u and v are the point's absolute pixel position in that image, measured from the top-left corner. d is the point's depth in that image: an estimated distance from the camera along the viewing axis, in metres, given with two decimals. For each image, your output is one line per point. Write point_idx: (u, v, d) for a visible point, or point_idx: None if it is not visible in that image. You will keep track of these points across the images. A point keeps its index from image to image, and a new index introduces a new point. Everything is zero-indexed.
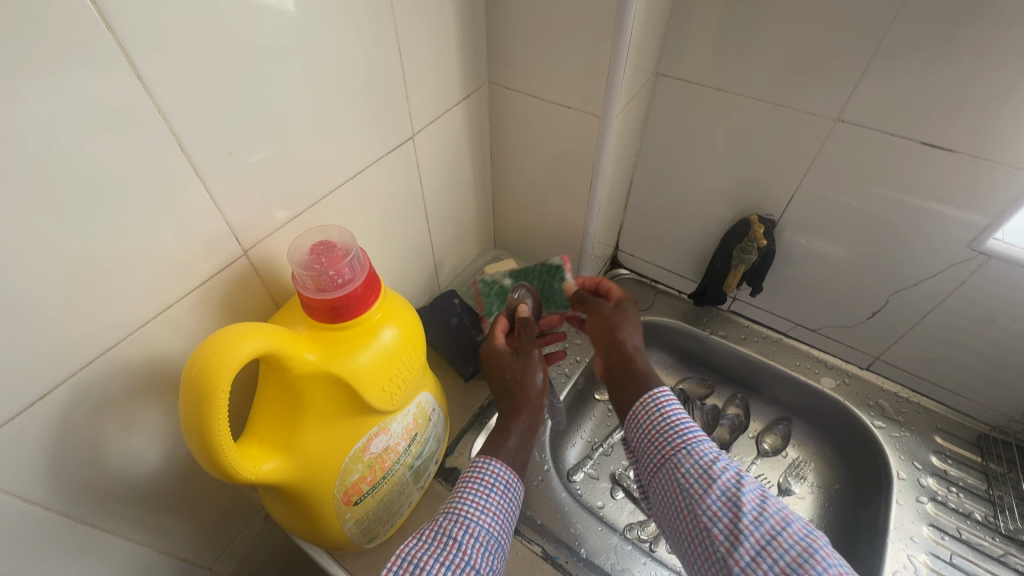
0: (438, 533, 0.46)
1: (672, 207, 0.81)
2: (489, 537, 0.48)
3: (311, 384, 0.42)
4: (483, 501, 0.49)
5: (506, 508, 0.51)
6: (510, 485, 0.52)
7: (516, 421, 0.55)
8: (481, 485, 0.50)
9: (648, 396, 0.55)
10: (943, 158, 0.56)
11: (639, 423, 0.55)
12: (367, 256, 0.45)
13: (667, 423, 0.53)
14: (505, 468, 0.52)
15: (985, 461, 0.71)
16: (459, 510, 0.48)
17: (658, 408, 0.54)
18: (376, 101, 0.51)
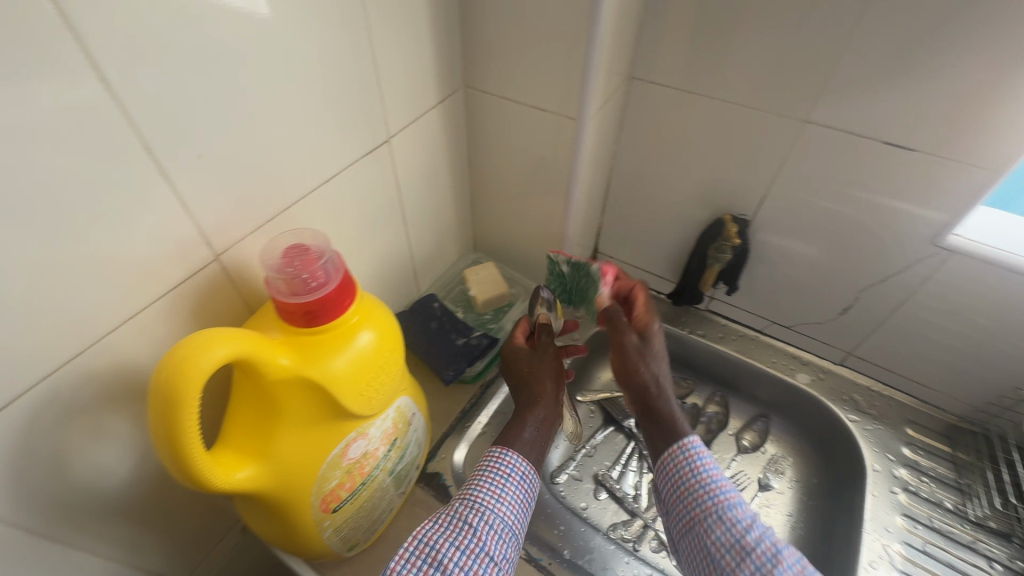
0: (454, 518, 0.47)
1: (649, 209, 0.82)
2: (504, 526, 0.48)
3: (285, 389, 0.42)
4: (497, 489, 0.49)
5: (524, 496, 0.50)
6: (528, 475, 0.52)
7: (532, 413, 0.56)
8: (495, 473, 0.50)
9: (678, 446, 0.52)
10: (906, 158, 0.58)
11: (667, 476, 0.51)
12: (342, 259, 0.45)
13: (696, 480, 0.50)
14: (519, 460, 0.51)
15: (954, 451, 0.73)
16: (475, 497, 0.48)
17: (688, 462, 0.50)
18: (352, 105, 0.51)
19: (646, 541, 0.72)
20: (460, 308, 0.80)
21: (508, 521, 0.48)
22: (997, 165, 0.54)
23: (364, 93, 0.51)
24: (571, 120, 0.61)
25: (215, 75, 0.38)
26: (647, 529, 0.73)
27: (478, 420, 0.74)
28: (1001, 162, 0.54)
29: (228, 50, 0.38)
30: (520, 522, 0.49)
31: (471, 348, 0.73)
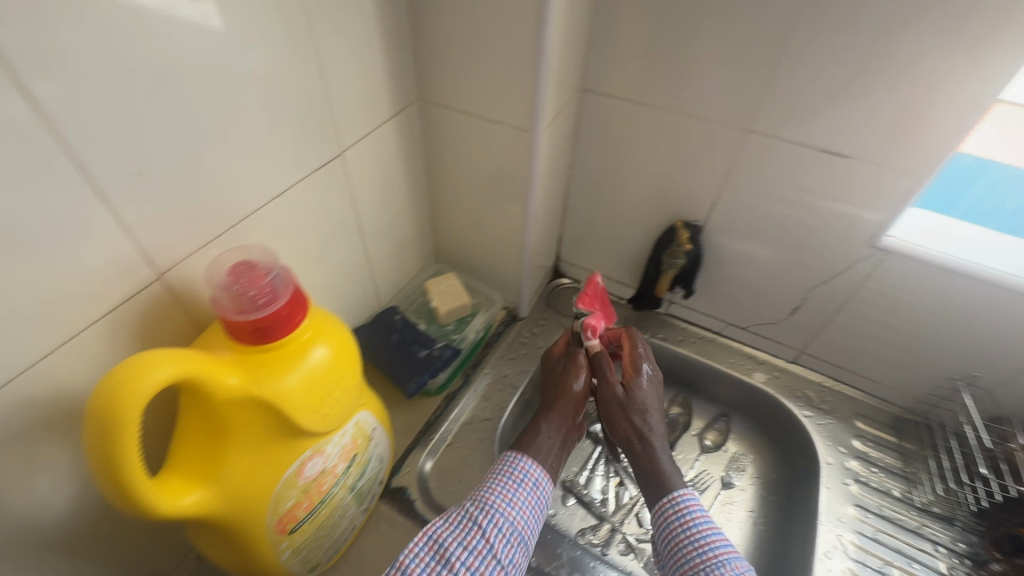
0: (463, 518, 0.52)
1: (607, 216, 0.84)
2: (513, 528, 0.52)
3: (234, 410, 0.41)
4: (510, 492, 0.54)
5: (534, 503, 0.56)
6: (541, 483, 0.57)
7: (548, 420, 0.63)
8: (510, 478, 0.56)
9: (670, 499, 0.57)
10: (841, 164, 0.61)
11: (661, 530, 0.56)
12: (291, 274, 0.45)
13: (687, 535, 0.53)
14: (534, 466, 0.58)
15: (900, 441, 0.77)
16: (485, 500, 0.53)
17: (679, 517, 0.55)
18: (302, 120, 0.51)
19: (614, 544, 0.73)
20: (423, 319, 0.80)
21: (518, 523, 0.53)
22: (922, 170, 0.57)
23: (314, 107, 0.51)
24: (524, 132, 0.62)
25: (153, 92, 0.37)
26: (615, 533, 0.74)
27: (442, 432, 0.73)
28: (925, 167, 0.57)
29: (166, 67, 0.37)
30: (532, 526, 0.55)
31: (433, 359, 0.73)
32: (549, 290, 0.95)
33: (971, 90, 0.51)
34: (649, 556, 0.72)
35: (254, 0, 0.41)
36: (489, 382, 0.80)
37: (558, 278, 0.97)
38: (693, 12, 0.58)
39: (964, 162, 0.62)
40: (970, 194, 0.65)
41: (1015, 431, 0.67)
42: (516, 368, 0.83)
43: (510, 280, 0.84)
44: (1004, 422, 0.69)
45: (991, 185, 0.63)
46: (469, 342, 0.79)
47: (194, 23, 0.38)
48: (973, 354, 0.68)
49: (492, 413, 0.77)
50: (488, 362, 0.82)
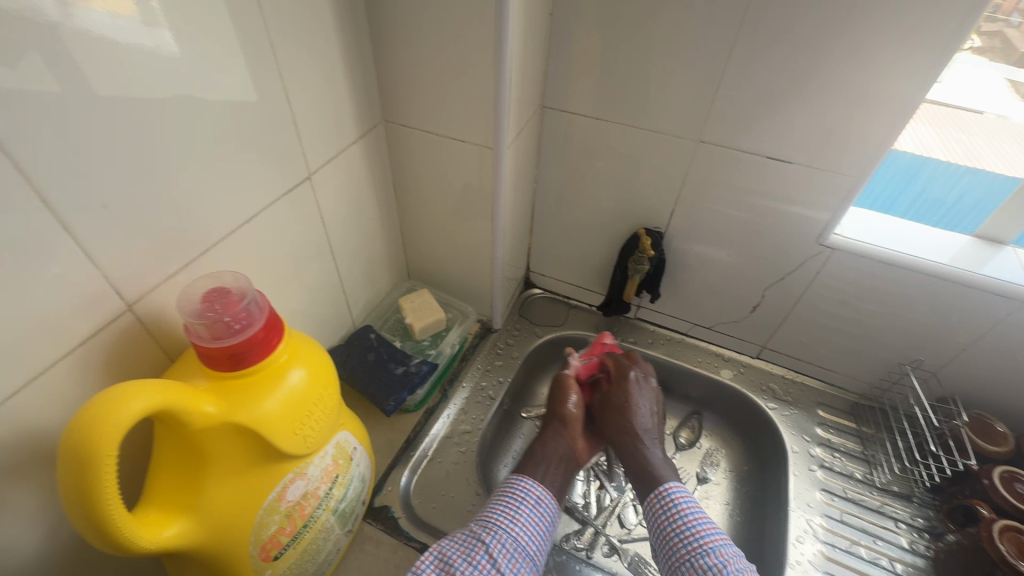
0: (468, 537, 0.56)
1: (573, 226, 0.86)
2: (517, 542, 0.56)
3: (213, 438, 0.41)
4: (512, 511, 0.59)
5: (537, 520, 0.60)
6: (543, 500, 0.62)
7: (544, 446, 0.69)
8: (513, 498, 0.61)
9: (656, 495, 0.63)
10: (787, 169, 0.66)
11: (652, 522, 0.62)
12: (266, 299, 0.45)
13: (675, 527, 0.59)
14: (536, 485, 0.62)
15: (859, 425, 0.81)
16: (490, 520, 0.58)
17: (666, 509, 0.61)
18: (269, 144, 0.51)
19: (598, 547, 0.74)
20: (398, 337, 0.80)
21: (522, 538, 0.57)
22: (859, 171, 0.62)
23: (281, 132, 0.52)
24: (489, 149, 0.64)
25: (118, 124, 0.37)
26: (598, 535, 0.76)
27: (423, 448, 0.74)
28: (862, 168, 0.62)
29: (131, 99, 0.38)
30: (538, 544, 0.58)
31: (411, 375, 0.73)
32: (521, 301, 0.97)
33: (896, 96, 0.56)
34: (632, 555, 0.74)
35: (219, 33, 0.42)
36: (467, 395, 0.81)
37: (529, 288, 0.99)
38: (642, 32, 0.62)
39: (901, 161, 0.68)
40: (903, 202, 0.72)
41: (959, 409, 0.74)
42: (493, 380, 0.84)
43: (482, 293, 0.85)
44: (949, 402, 0.76)
45: (925, 185, 0.70)
46: (445, 357, 0.80)
47: (156, 53, 0.38)
48: (918, 339, 0.73)
49: (472, 426, 0.78)
50: (465, 375, 0.83)
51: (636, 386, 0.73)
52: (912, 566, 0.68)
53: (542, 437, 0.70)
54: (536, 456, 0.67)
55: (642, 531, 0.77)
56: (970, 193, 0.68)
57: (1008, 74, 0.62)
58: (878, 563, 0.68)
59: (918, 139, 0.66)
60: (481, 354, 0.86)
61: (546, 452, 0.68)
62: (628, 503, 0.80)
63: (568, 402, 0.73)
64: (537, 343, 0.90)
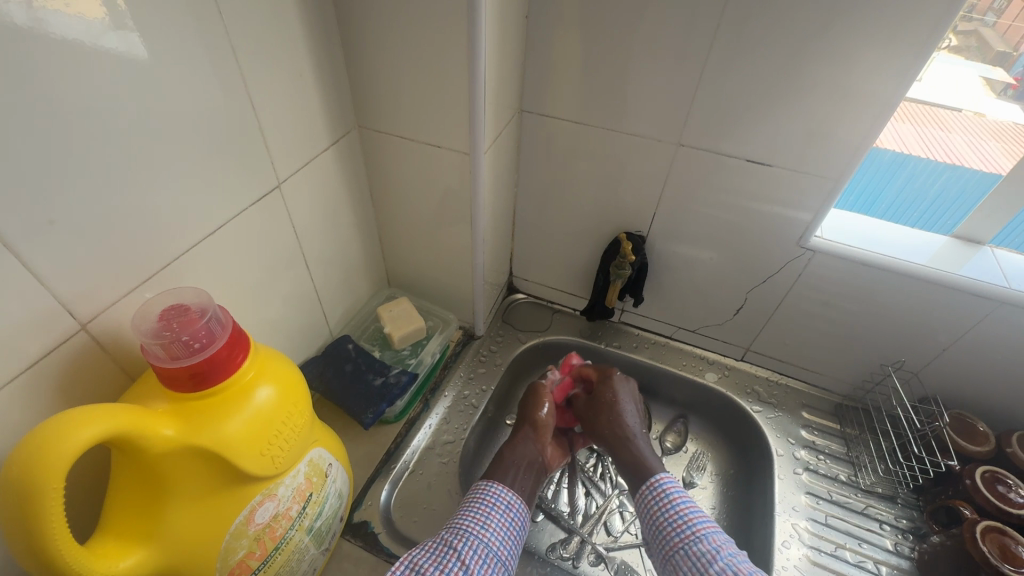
0: (439, 544, 0.54)
1: (555, 230, 0.85)
2: (488, 548, 0.55)
3: (173, 463, 0.39)
4: (483, 516, 0.58)
5: (508, 524, 0.59)
6: (513, 505, 0.61)
7: (512, 452, 0.68)
8: (483, 503, 0.60)
9: (650, 485, 0.63)
10: (767, 171, 0.65)
11: (645, 513, 0.62)
12: (228, 314, 0.43)
13: (665, 515, 0.60)
14: (506, 490, 0.62)
15: (842, 426, 0.81)
16: (461, 526, 0.56)
17: (656, 498, 0.62)
18: (234, 152, 0.49)
19: (584, 556, 0.73)
20: (377, 346, 0.78)
21: (494, 545, 0.56)
22: (838, 173, 0.62)
23: (247, 139, 0.50)
24: (466, 155, 0.63)
25: (65, 134, 0.36)
26: (584, 544, 0.74)
27: (404, 460, 0.72)
28: (840, 169, 0.62)
29: (77, 108, 0.36)
30: (510, 550, 0.57)
31: (390, 387, 0.71)
32: (504, 307, 0.96)
33: (874, 97, 0.56)
34: (619, 563, 0.73)
35: (177, 38, 0.41)
36: (449, 405, 0.80)
37: (513, 293, 0.98)
38: (619, 34, 0.61)
39: (884, 159, 0.68)
40: (882, 200, 0.72)
41: (941, 410, 0.74)
42: (476, 388, 0.82)
43: (464, 300, 0.84)
44: (930, 401, 0.76)
45: (905, 182, 0.70)
46: (425, 366, 0.78)
47: (107, 58, 0.37)
48: (898, 340, 0.73)
49: (454, 436, 0.76)
50: (447, 384, 0.82)
51: (617, 394, 0.73)
52: (898, 568, 0.68)
53: (511, 442, 0.70)
54: (505, 461, 0.67)
55: (630, 539, 0.76)
56: (948, 189, 0.69)
57: (982, 72, 0.62)
58: (863, 566, 0.68)
59: (897, 135, 0.67)
60: (464, 362, 0.85)
61: (515, 457, 0.68)
62: (614, 510, 0.79)
63: (540, 407, 0.74)
64: (520, 349, 0.89)
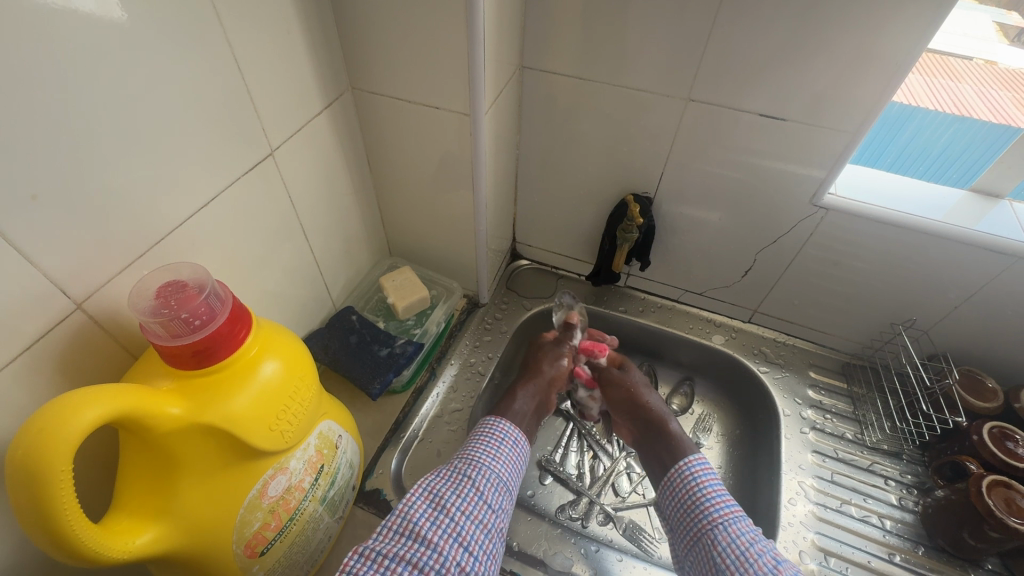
0: (454, 472, 0.57)
1: (558, 192, 0.83)
2: (499, 479, 0.58)
3: (181, 441, 0.38)
4: (494, 449, 0.61)
5: (515, 457, 0.62)
6: (519, 441, 0.64)
7: (522, 390, 0.70)
8: (493, 436, 0.62)
9: (682, 464, 0.61)
10: (781, 127, 0.62)
11: (674, 491, 0.60)
12: (227, 290, 0.42)
13: (700, 492, 0.58)
14: (513, 428, 0.64)
15: (849, 385, 0.81)
16: (474, 456, 0.59)
17: (691, 477, 0.59)
18: (222, 119, 0.47)
19: (593, 516, 0.75)
20: (381, 317, 0.77)
21: (503, 475, 0.59)
22: (856, 126, 0.59)
23: (234, 106, 0.48)
24: (466, 116, 0.60)
25: (37, 102, 0.33)
26: (593, 505, 0.76)
27: (412, 429, 0.73)
28: (858, 124, 0.59)
29: (46, 73, 0.33)
30: (514, 477, 0.61)
31: (396, 357, 0.70)
32: (508, 273, 0.94)
33: (898, 46, 0.52)
34: (627, 523, 0.74)
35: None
36: (456, 372, 0.80)
37: (516, 260, 0.97)
38: None
39: (893, 112, 0.65)
40: (892, 150, 0.69)
41: (950, 366, 0.73)
42: (482, 356, 0.82)
43: (467, 268, 0.82)
44: (939, 359, 0.75)
45: (916, 133, 0.67)
46: (430, 336, 0.78)
47: (77, 18, 0.34)
48: (909, 299, 0.72)
49: (462, 403, 0.77)
50: (453, 352, 0.82)
51: (641, 385, 0.73)
52: (901, 522, 0.69)
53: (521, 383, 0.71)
54: (513, 403, 0.68)
55: (637, 499, 0.77)
56: (958, 141, 0.66)
57: (998, 17, 0.60)
58: (868, 521, 0.69)
59: (909, 86, 0.63)
60: (470, 329, 0.85)
61: (525, 398, 0.69)
62: (621, 472, 0.80)
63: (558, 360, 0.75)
64: (526, 316, 0.88)
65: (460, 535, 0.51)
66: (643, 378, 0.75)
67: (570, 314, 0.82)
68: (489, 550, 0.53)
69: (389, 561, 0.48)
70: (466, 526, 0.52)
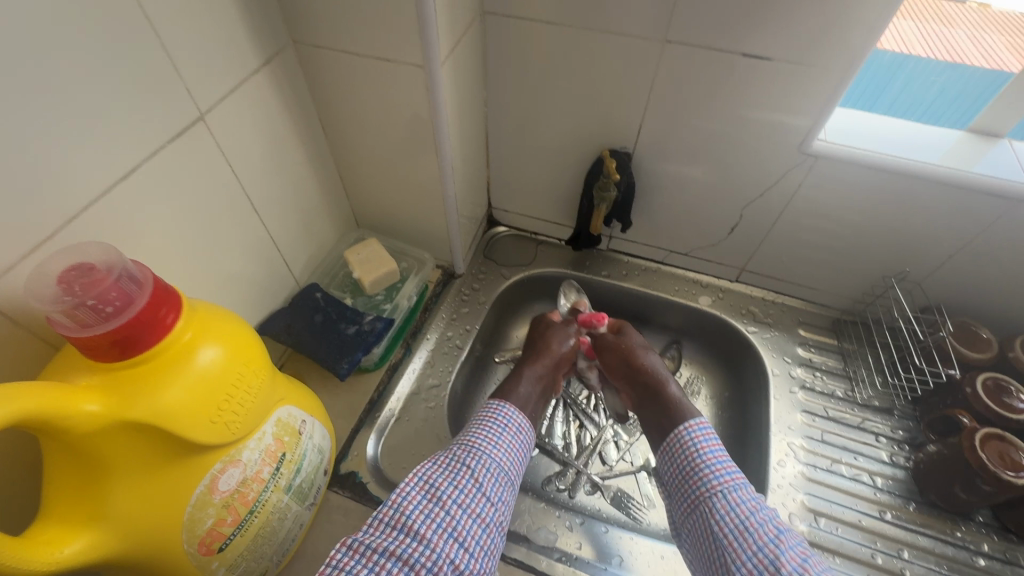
0: (452, 461, 0.54)
1: (532, 152, 0.78)
2: (500, 467, 0.55)
3: (106, 440, 0.35)
4: (495, 437, 0.57)
5: (517, 445, 0.58)
6: (521, 428, 0.60)
7: (529, 369, 0.67)
8: (495, 423, 0.58)
9: (683, 429, 0.57)
10: (765, 68, 0.57)
11: (673, 456, 0.56)
12: (146, 270, 0.38)
13: (700, 458, 0.54)
14: (517, 413, 0.60)
15: (840, 342, 0.79)
16: (474, 444, 0.56)
17: (693, 443, 0.56)
18: (130, 78, 0.41)
19: (580, 486, 0.73)
20: (348, 294, 0.73)
21: (504, 463, 0.56)
22: (847, 64, 0.54)
23: (145, 61, 0.42)
24: (419, 68, 0.54)
25: None
26: (580, 475, 0.73)
27: (388, 408, 0.70)
28: (849, 61, 0.54)
29: None
30: (516, 466, 0.57)
31: (365, 335, 0.67)
32: (485, 242, 0.90)
33: None
34: (615, 491, 0.72)
35: None
36: (433, 347, 0.76)
37: (494, 227, 0.92)
38: None
39: (882, 61, 0.63)
40: (883, 101, 0.65)
41: (944, 318, 0.70)
42: (460, 329, 0.79)
43: (439, 238, 0.78)
44: (933, 311, 0.72)
45: (908, 82, 0.64)
46: (402, 311, 0.74)
47: None
48: (903, 249, 0.69)
49: (439, 379, 0.74)
50: (429, 326, 0.78)
51: (639, 346, 0.69)
52: (892, 479, 0.68)
53: (526, 363, 0.68)
54: (518, 385, 0.64)
55: (625, 466, 0.75)
56: (950, 88, 0.64)
57: None
58: (859, 479, 0.68)
59: (897, 31, 0.62)
60: (445, 300, 0.81)
61: (531, 380, 0.66)
62: (608, 440, 0.77)
63: (563, 341, 0.71)
64: (504, 286, 0.84)
65: (456, 530, 0.49)
66: (642, 341, 0.71)
67: (579, 301, 0.81)
68: (485, 546, 0.50)
69: (378, 555, 0.45)
70: (462, 521, 0.49)
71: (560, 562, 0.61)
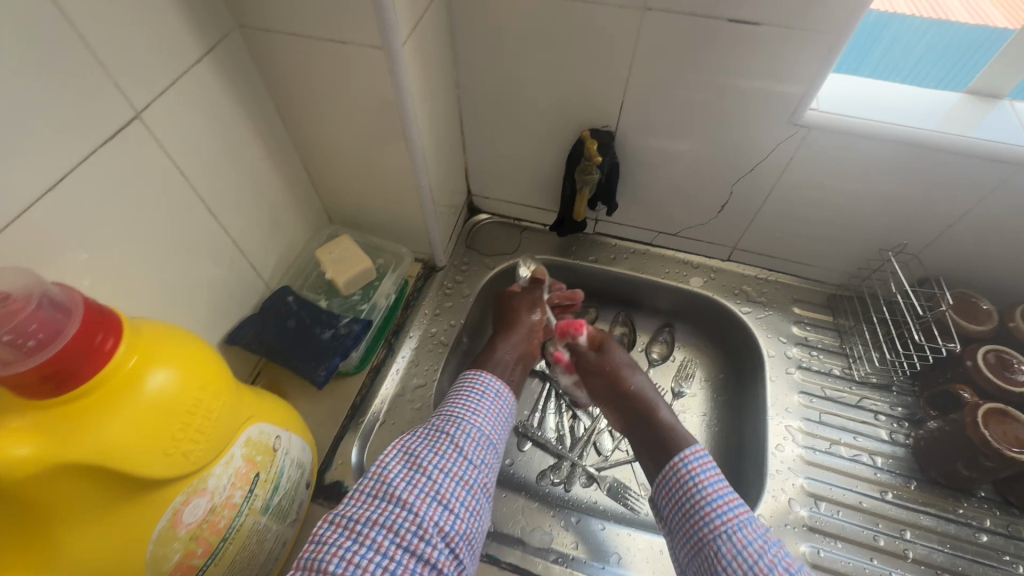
0: (432, 430, 0.51)
1: (509, 135, 0.73)
2: (481, 432, 0.53)
3: (42, 485, 0.31)
4: (473, 404, 0.54)
5: (499, 413, 0.56)
6: (503, 396, 0.57)
7: (503, 341, 0.64)
8: (473, 390, 0.56)
9: (679, 459, 0.53)
10: (753, 34, 0.53)
11: (669, 494, 0.52)
12: (74, 294, 0.34)
13: (699, 495, 0.50)
14: (496, 379, 0.58)
15: (836, 318, 0.77)
16: (454, 413, 0.53)
17: (690, 477, 0.52)
18: (45, 75, 0.37)
19: (576, 479, 0.71)
20: (322, 295, 0.69)
21: (486, 431, 0.53)
22: (841, 26, 0.50)
23: (62, 56, 0.37)
24: (379, 51, 0.50)
25: None
26: (575, 467, 0.71)
27: (372, 411, 0.67)
28: (843, 23, 0.50)
29: None
30: (500, 435, 0.55)
31: (342, 339, 0.63)
32: (466, 231, 0.86)
33: None
34: (611, 482, 0.70)
35: None
36: (416, 345, 0.73)
37: (475, 214, 0.88)
38: None
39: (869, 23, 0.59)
40: (869, 65, 0.62)
41: (943, 291, 0.68)
42: (445, 324, 0.75)
43: (416, 230, 0.74)
44: (932, 284, 0.70)
45: (893, 43, 0.61)
46: (381, 311, 0.70)
47: None
48: (900, 219, 0.66)
49: (424, 378, 0.70)
50: (411, 323, 0.75)
51: (625, 365, 0.65)
52: (892, 457, 0.66)
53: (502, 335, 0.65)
54: (495, 353, 0.62)
55: (620, 456, 0.73)
56: (936, 46, 0.61)
57: None
58: (859, 459, 0.66)
59: None
60: (427, 295, 0.77)
61: (506, 349, 0.63)
62: (603, 430, 0.75)
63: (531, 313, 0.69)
64: (488, 276, 0.81)
65: (439, 493, 0.46)
66: (626, 359, 0.67)
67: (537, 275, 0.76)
68: (470, 507, 0.48)
69: (361, 526, 0.43)
70: (445, 484, 0.47)
71: (557, 562, 0.59)
